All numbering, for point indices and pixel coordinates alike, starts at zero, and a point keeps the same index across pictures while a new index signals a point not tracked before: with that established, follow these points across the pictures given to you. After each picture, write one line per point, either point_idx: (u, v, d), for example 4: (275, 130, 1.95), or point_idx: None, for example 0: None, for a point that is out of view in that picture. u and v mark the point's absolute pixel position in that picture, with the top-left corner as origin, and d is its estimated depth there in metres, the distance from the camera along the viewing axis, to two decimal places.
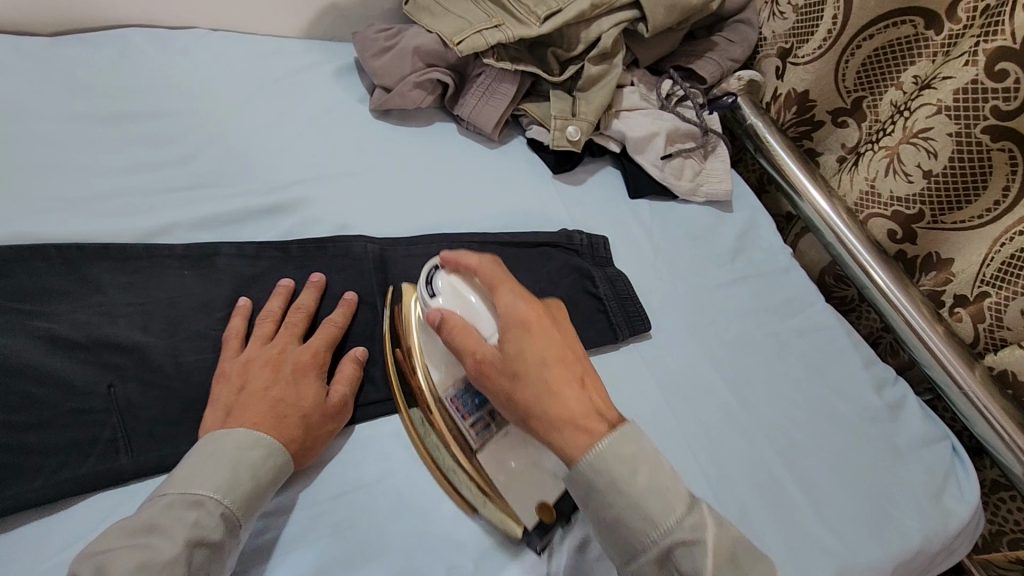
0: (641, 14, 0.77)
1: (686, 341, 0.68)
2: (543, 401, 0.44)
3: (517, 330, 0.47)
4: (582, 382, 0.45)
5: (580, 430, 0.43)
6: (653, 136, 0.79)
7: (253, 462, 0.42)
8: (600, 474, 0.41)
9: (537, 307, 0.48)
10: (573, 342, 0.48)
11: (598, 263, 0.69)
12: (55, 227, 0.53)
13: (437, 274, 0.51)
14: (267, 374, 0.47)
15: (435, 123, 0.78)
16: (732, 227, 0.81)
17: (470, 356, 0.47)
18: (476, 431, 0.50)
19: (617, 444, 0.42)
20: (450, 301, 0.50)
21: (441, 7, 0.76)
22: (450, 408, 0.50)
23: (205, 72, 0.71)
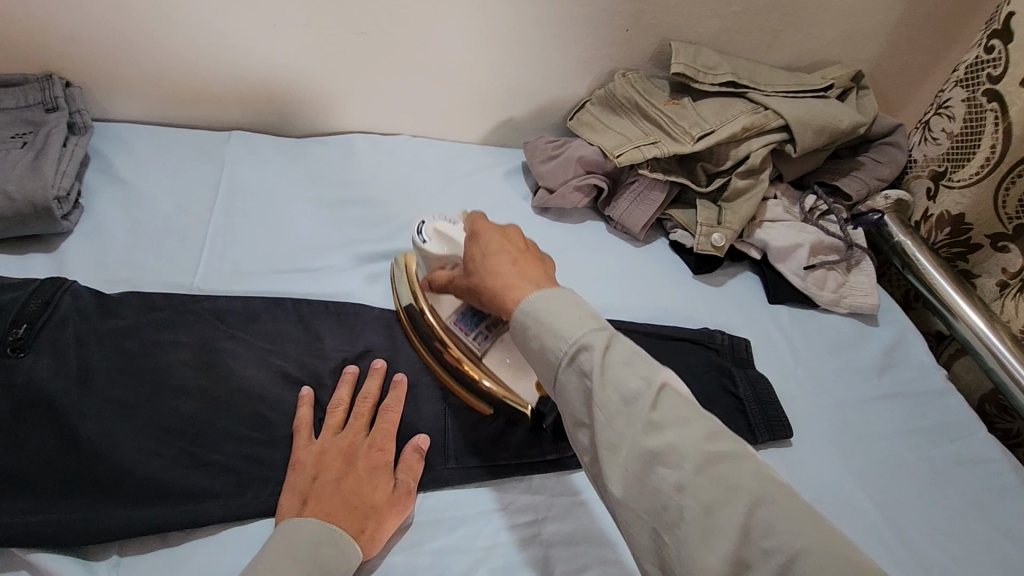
0: (790, 137, 0.83)
1: (828, 452, 0.67)
2: (489, 272, 0.53)
3: (471, 239, 0.56)
4: (529, 275, 0.52)
5: (515, 294, 0.51)
6: (796, 247, 0.81)
7: (326, 558, 0.45)
8: (537, 322, 0.48)
9: (496, 222, 0.57)
10: (521, 241, 0.56)
11: (738, 364, 0.71)
12: (295, 288, 0.68)
13: (427, 227, 0.61)
14: (336, 468, 0.52)
15: (587, 222, 0.87)
16: (878, 342, 0.80)
17: (444, 280, 0.59)
18: (479, 342, 0.60)
19: (551, 303, 0.48)
20: (438, 244, 0.60)
21: (603, 124, 0.87)
22: (456, 332, 0.61)
23: (405, 169, 0.87)
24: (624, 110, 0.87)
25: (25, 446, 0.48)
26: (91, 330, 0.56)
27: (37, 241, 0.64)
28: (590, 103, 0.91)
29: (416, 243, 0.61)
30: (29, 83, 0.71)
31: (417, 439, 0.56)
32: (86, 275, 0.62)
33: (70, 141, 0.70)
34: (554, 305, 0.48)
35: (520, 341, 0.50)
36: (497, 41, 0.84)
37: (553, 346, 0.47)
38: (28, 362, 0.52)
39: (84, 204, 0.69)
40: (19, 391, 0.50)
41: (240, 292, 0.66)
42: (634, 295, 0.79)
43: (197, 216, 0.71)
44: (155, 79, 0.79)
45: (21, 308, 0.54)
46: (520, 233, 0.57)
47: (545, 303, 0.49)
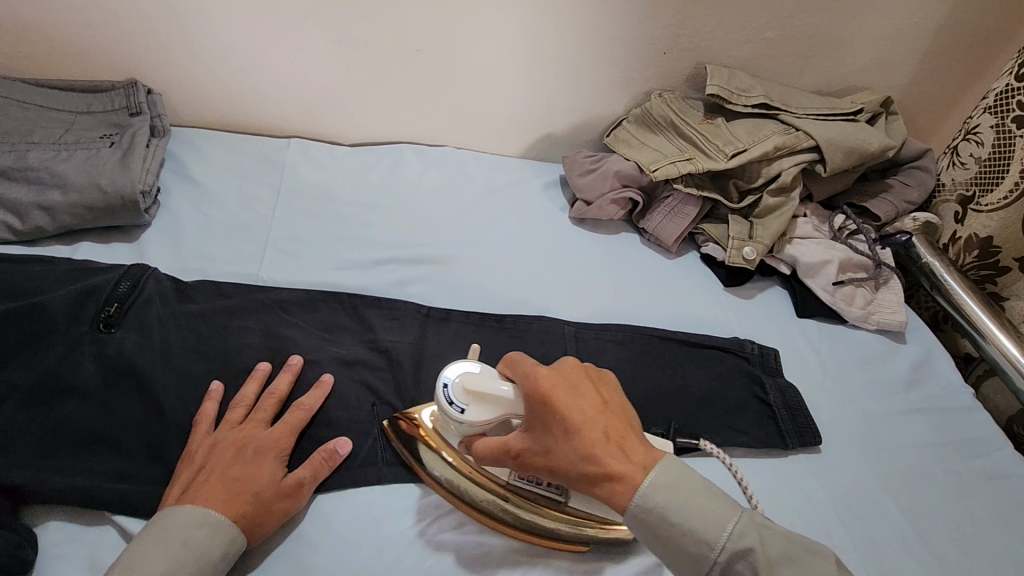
0: (821, 157, 0.86)
1: (855, 460, 0.69)
2: (578, 448, 0.47)
3: (542, 408, 0.49)
4: (627, 446, 0.48)
5: (623, 481, 0.46)
6: (825, 263, 0.84)
7: (194, 540, 0.46)
8: (669, 521, 0.45)
9: (563, 378, 0.50)
10: (600, 394, 0.50)
11: (769, 373, 0.73)
12: (347, 284, 0.73)
13: (456, 391, 0.55)
14: (228, 455, 0.52)
15: (622, 233, 0.91)
16: (905, 358, 0.81)
17: (493, 451, 0.53)
18: (554, 487, 0.57)
19: (671, 496, 0.46)
20: (479, 407, 0.54)
21: (639, 141, 0.91)
22: (525, 486, 0.57)
23: (450, 178, 0.92)
24: (660, 127, 0.91)
25: (117, 413, 0.54)
26: (170, 312, 0.61)
27: (120, 232, 0.71)
28: (626, 120, 0.95)
29: (454, 416, 0.54)
30: (117, 89, 0.78)
31: (339, 446, 0.57)
32: (164, 263, 0.69)
33: (151, 142, 0.77)
34: (680, 501, 0.46)
35: (651, 539, 0.46)
36: (541, 62, 0.89)
37: (695, 548, 0.45)
38: (118, 337, 0.57)
39: (161, 202, 0.76)
40: (111, 363, 0.55)
41: (299, 286, 0.71)
42: (666, 304, 0.82)
43: (261, 216, 0.77)
44: (226, 91, 0.86)
45: (113, 289, 0.59)
46: (584, 374, 0.51)
47: (667, 496, 0.45)
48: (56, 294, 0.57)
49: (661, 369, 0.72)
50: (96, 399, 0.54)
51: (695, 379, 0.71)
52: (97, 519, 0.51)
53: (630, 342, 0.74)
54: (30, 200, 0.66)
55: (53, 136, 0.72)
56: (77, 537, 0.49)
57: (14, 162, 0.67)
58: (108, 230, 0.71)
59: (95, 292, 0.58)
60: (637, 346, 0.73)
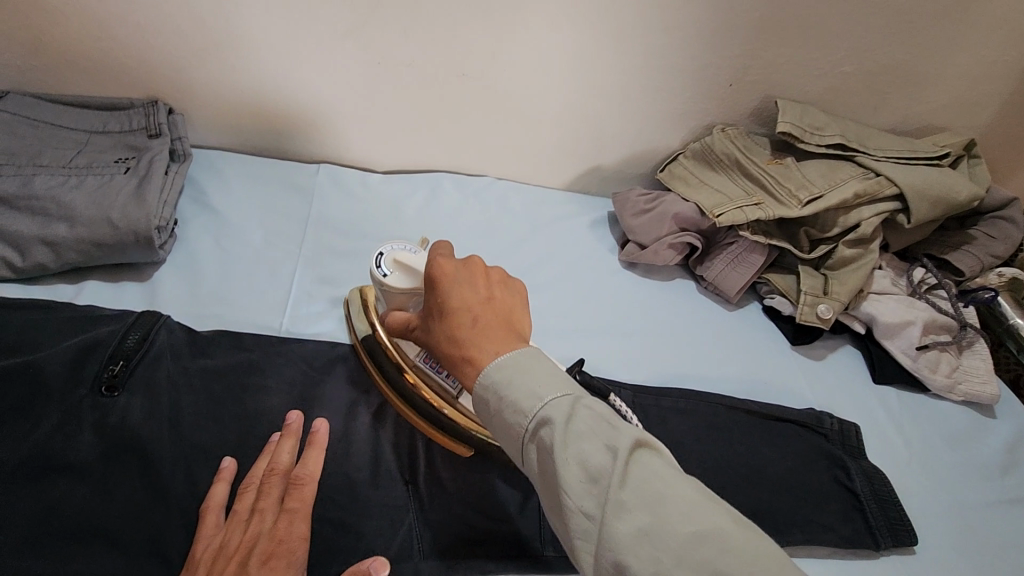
0: (903, 206, 0.78)
1: (952, 563, 0.61)
2: (467, 325, 0.45)
3: (428, 287, 0.47)
4: (491, 336, 0.44)
5: (480, 355, 0.44)
6: (908, 325, 0.75)
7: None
8: (505, 388, 0.42)
9: (459, 264, 0.47)
10: (488, 287, 0.47)
11: (851, 454, 0.65)
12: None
13: (385, 260, 0.55)
14: (231, 569, 0.42)
15: (676, 280, 0.83)
16: (999, 437, 0.72)
17: (401, 323, 0.51)
18: (451, 381, 0.55)
19: (513, 372, 0.42)
20: (400, 277, 0.54)
21: (698, 179, 0.83)
22: (426, 369, 0.55)
23: (490, 212, 0.85)
24: (723, 166, 0.83)
25: (115, 497, 0.46)
26: (182, 370, 0.54)
27: (132, 270, 0.64)
28: (683, 155, 0.87)
29: (377, 279, 0.54)
30: (136, 108, 0.71)
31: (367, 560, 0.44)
32: (178, 308, 0.62)
33: (170, 168, 0.70)
34: (531, 378, 0.42)
35: (484, 410, 0.43)
36: (595, 90, 0.81)
37: (512, 419, 0.41)
38: (121, 402, 0.50)
39: (178, 234, 0.69)
40: (112, 435, 0.48)
41: (327, 337, 0.63)
42: (729, 364, 0.74)
43: (286, 252, 0.70)
44: (252, 110, 0.79)
45: (119, 343, 0.52)
46: (483, 274, 0.47)
47: (505, 372, 0.42)
48: (54, 351, 0.50)
49: (730, 445, 0.63)
50: (93, 480, 0.46)
51: (769, 458, 0.63)
52: None
53: (695, 411, 0.65)
54: (33, 234, 0.59)
55: (62, 158, 0.65)
56: None
57: (18, 190, 0.60)
58: (119, 267, 0.64)
59: (99, 346, 0.51)
60: (701, 416, 0.65)
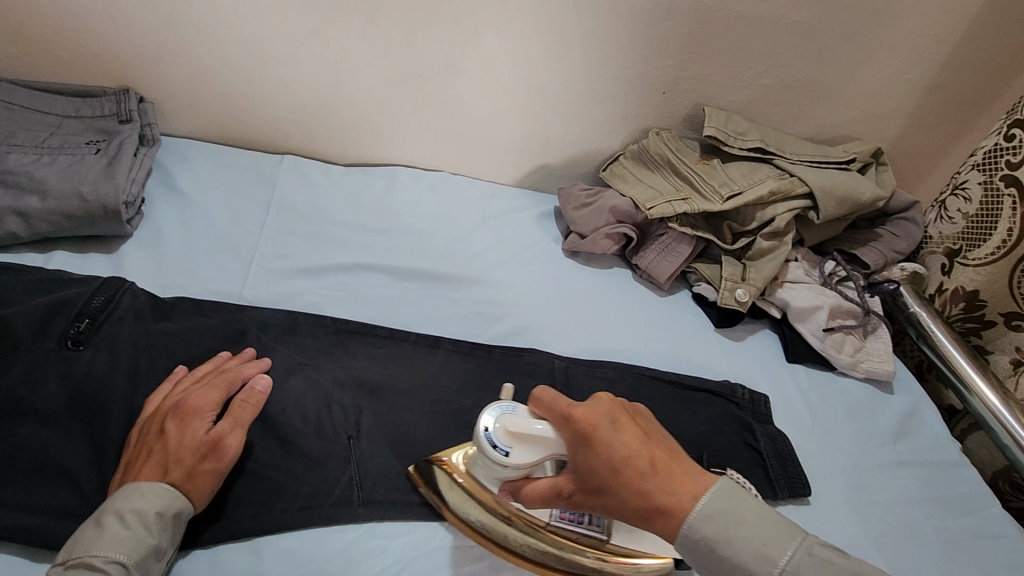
0: (813, 204, 0.87)
1: (843, 514, 0.68)
2: (624, 470, 0.47)
3: (586, 448, 0.49)
4: (675, 478, 0.48)
5: (665, 488, 0.47)
6: (816, 309, 0.84)
7: (125, 508, 0.46)
8: (727, 540, 0.45)
9: (600, 410, 0.50)
10: (639, 427, 0.50)
11: (758, 419, 0.73)
12: (333, 311, 0.71)
13: (496, 433, 0.53)
14: (152, 425, 0.51)
15: (614, 268, 0.90)
16: (893, 409, 0.81)
17: (546, 492, 0.51)
18: (596, 524, 0.57)
19: (716, 515, 0.46)
20: (523, 450, 0.52)
21: (635, 177, 0.91)
22: (559, 523, 0.57)
23: (443, 202, 0.91)
24: (657, 166, 0.91)
25: (77, 436, 0.51)
26: (143, 331, 0.59)
27: (99, 243, 0.69)
28: (623, 156, 0.95)
29: (498, 459, 0.52)
30: (108, 95, 0.76)
31: (257, 385, 0.55)
32: (144, 279, 0.67)
33: (139, 152, 0.75)
34: (723, 513, 0.46)
35: (689, 555, 0.47)
36: (541, 95, 0.89)
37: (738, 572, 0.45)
38: (84, 355, 0.55)
39: (145, 212, 0.74)
40: (74, 384, 0.53)
41: (282, 308, 0.68)
42: (658, 342, 0.81)
43: (248, 232, 0.75)
44: (223, 104, 0.84)
45: (84, 304, 0.57)
46: (622, 410, 0.51)
47: (713, 526, 0.46)
48: (22, 308, 0.55)
49: (649, 412, 0.70)
50: (57, 421, 0.52)
51: (685, 423, 0.70)
52: (46, 559, 0.48)
53: (621, 380, 0.73)
54: (6, 205, 0.63)
55: (37, 139, 0.70)
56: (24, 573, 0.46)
57: None
58: (86, 240, 0.69)
59: (65, 306, 0.57)
60: (626, 385, 0.72)
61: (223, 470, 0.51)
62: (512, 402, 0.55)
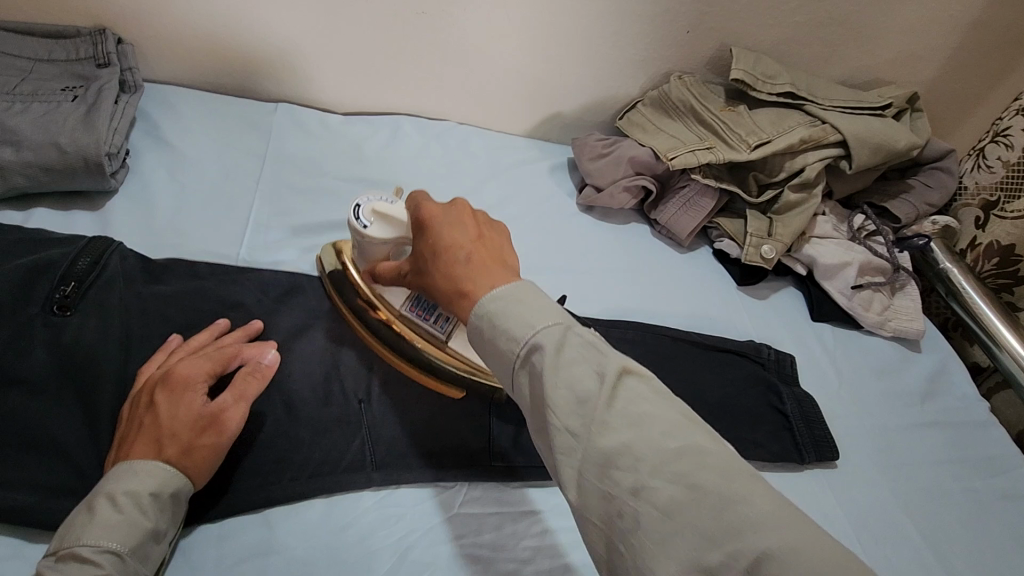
0: (846, 153, 0.82)
1: (872, 476, 0.66)
2: (465, 265, 0.47)
3: (419, 232, 0.50)
4: (487, 273, 0.46)
5: (489, 278, 0.45)
6: (845, 265, 0.80)
7: (117, 490, 0.43)
8: (505, 315, 0.43)
9: (449, 209, 0.50)
10: (477, 228, 0.49)
11: (784, 380, 0.70)
12: (350, 238, 0.69)
13: (364, 211, 0.55)
14: (142, 398, 0.47)
15: (631, 224, 0.86)
16: (922, 369, 0.78)
17: (392, 272, 0.54)
18: (440, 326, 0.56)
19: (507, 303, 0.43)
20: (382, 228, 0.54)
21: (655, 125, 0.85)
22: (412, 318, 0.57)
23: (450, 153, 0.86)
24: (678, 113, 0.85)
25: (72, 407, 0.48)
26: (135, 295, 0.55)
27: (83, 199, 0.64)
28: (642, 103, 0.89)
29: (358, 231, 0.54)
30: (82, 35, 0.69)
31: (263, 357, 0.52)
32: (133, 238, 0.62)
33: (120, 99, 0.69)
34: (535, 306, 0.43)
35: (480, 346, 0.44)
36: (554, 36, 0.82)
37: (503, 347, 0.42)
38: (74, 321, 0.51)
39: (131, 165, 0.68)
40: (65, 352, 0.49)
41: (283, 268, 0.64)
42: (679, 301, 0.78)
43: (243, 186, 0.70)
44: (209, 47, 0.77)
45: (70, 265, 0.53)
46: (470, 213, 0.50)
47: (498, 303, 0.43)
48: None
49: (671, 373, 0.67)
50: (48, 391, 0.48)
51: (708, 384, 0.68)
52: (43, 536, 0.45)
53: (641, 340, 0.70)
54: None
55: (6, 85, 0.64)
56: (21, 551, 0.44)
57: None
58: (69, 196, 0.64)
59: (49, 268, 0.52)
60: (647, 346, 0.69)
61: (224, 445, 0.48)
62: (394, 196, 0.56)
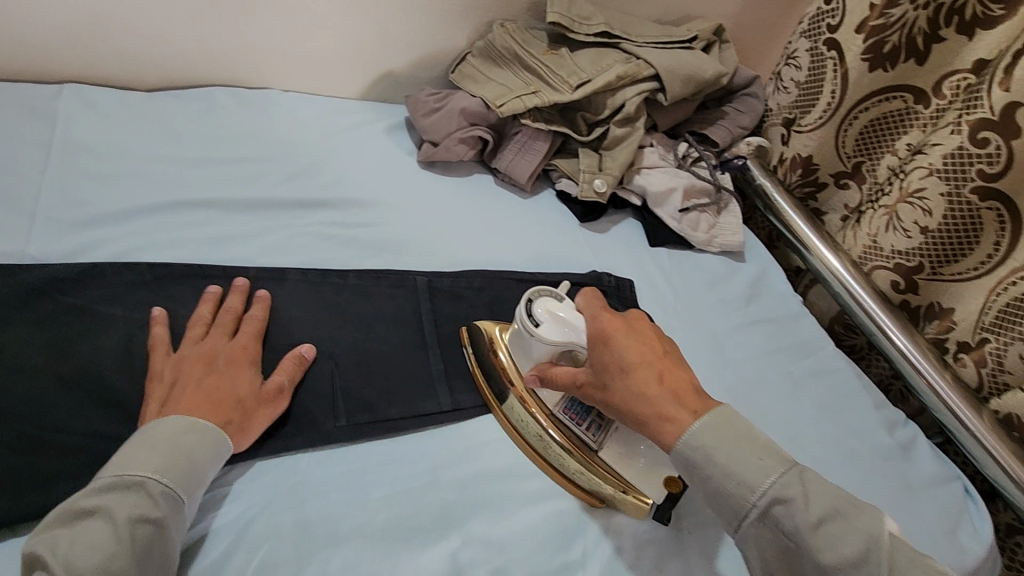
0: (661, 86, 0.87)
1: (704, 376, 0.73)
2: (667, 385, 0.51)
3: (597, 343, 0.54)
4: (688, 399, 0.51)
5: (680, 418, 0.50)
6: (671, 192, 0.87)
7: (190, 445, 0.46)
8: (710, 462, 0.48)
9: (611, 321, 0.55)
10: (660, 344, 0.54)
11: (624, 303, 0.75)
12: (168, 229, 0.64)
13: (536, 307, 0.57)
14: (190, 375, 0.51)
15: (474, 175, 0.87)
16: (745, 276, 0.87)
17: (563, 379, 0.55)
18: (592, 432, 0.58)
19: (716, 441, 0.48)
20: (554, 329, 0.55)
21: (484, 75, 0.86)
22: (564, 421, 0.58)
23: (276, 121, 0.81)
24: (505, 61, 0.86)
25: None
26: None
27: None
28: (470, 54, 0.89)
29: (529, 328, 0.56)
30: None
31: (302, 349, 0.57)
32: None
33: None
34: (730, 440, 0.48)
35: (688, 473, 0.49)
36: None
37: (736, 493, 0.46)
38: None
39: None
40: None
41: (82, 262, 0.59)
42: (524, 243, 0.80)
43: (26, 179, 0.63)
44: None
45: None
46: (621, 319, 0.55)
47: (707, 438, 0.48)
48: None
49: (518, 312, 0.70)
50: None
51: None
52: None
53: (488, 287, 0.71)
54: None
55: None
56: None
57: None
58: None
59: None
60: (493, 291, 0.71)
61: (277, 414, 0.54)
62: (560, 293, 0.59)
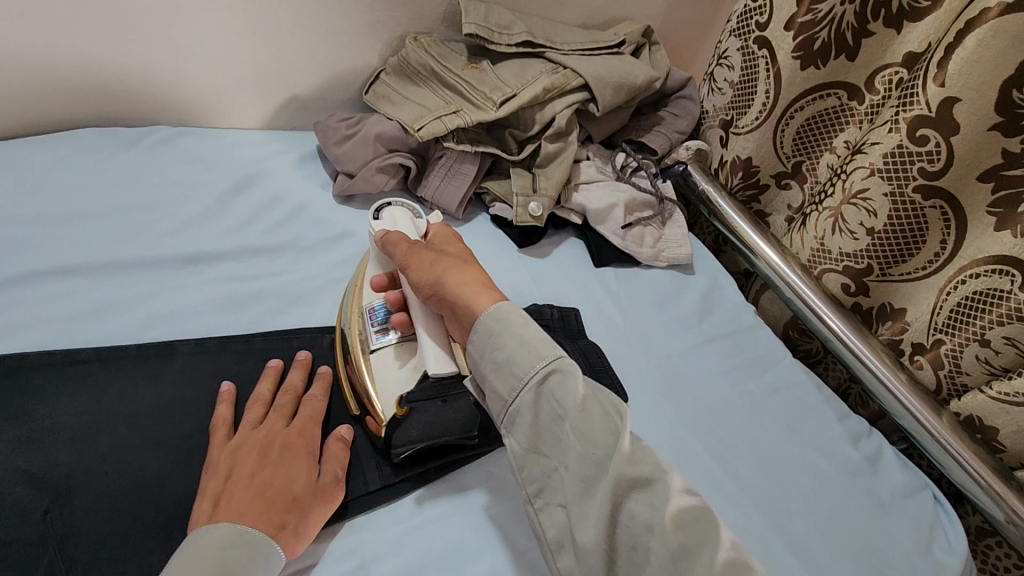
0: (591, 96, 0.82)
1: (662, 407, 0.68)
2: (466, 283, 0.52)
3: (415, 250, 0.56)
4: (480, 289, 0.51)
5: (476, 296, 0.50)
6: (613, 208, 0.81)
7: (244, 558, 0.40)
8: (491, 343, 0.47)
9: (448, 240, 0.59)
10: (473, 259, 0.57)
11: (570, 335, 0.70)
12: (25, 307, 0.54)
13: (386, 208, 0.63)
14: (231, 470, 0.46)
15: (399, 205, 0.79)
16: (696, 290, 0.83)
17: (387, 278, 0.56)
18: (378, 334, 0.56)
19: (497, 322, 0.48)
20: (389, 226, 0.61)
21: (400, 95, 0.78)
22: (369, 325, 0.57)
23: (162, 162, 0.71)
24: (421, 78, 0.79)
25: None
26: None
27: None
28: (383, 72, 0.81)
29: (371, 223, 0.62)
30: None
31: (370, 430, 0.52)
32: None
33: None
34: (510, 328, 0.47)
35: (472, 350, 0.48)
36: (255, 8, 0.71)
37: (511, 365, 0.46)
38: None
39: None
40: None
41: None
42: None
43: None
44: None
45: None
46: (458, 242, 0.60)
47: (494, 323, 0.48)
48: None
49: None
50: None
51: None
52: None
53: None
54: None
55: None
56: None
57: None
58: None
59: None
60: None
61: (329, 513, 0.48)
62: (418, 212, 0.65)
